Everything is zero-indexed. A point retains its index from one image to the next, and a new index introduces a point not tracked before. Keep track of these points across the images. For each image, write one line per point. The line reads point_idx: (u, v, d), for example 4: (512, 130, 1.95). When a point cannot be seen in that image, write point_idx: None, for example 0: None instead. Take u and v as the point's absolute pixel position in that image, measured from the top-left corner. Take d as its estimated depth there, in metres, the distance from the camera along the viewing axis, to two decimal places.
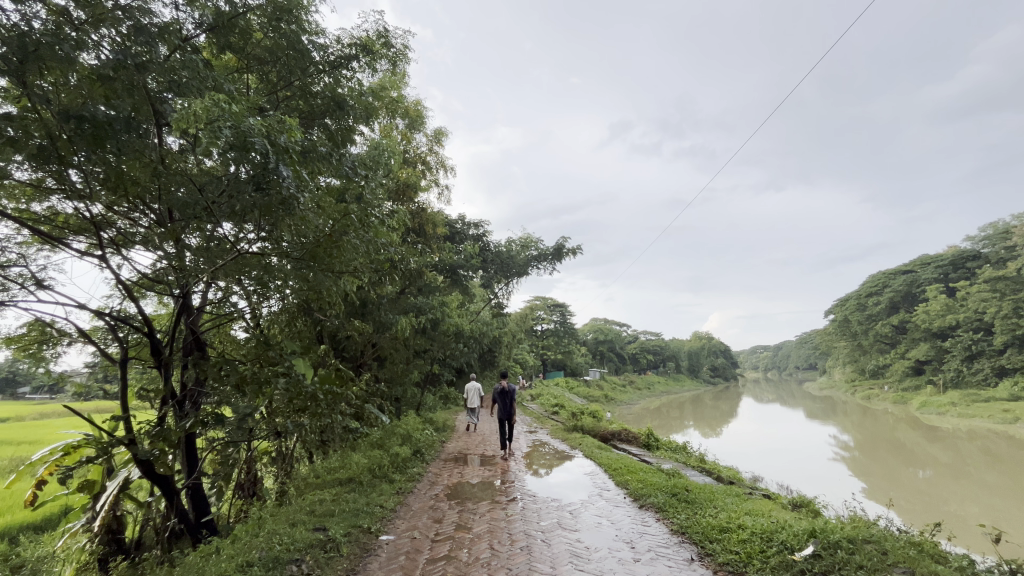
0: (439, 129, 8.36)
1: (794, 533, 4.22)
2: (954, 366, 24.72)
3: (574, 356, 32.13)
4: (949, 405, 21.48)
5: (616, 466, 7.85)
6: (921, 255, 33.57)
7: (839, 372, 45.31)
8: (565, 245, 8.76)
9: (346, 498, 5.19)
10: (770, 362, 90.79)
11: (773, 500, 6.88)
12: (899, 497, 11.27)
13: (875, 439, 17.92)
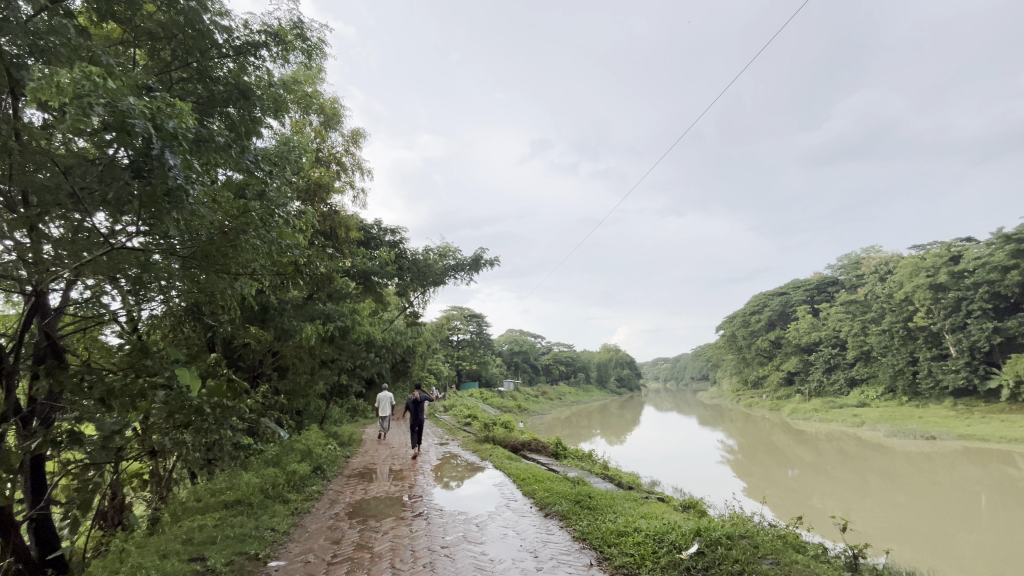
0: (356, 130, 7.99)
1: (682, 533, 4.51)
2: (817, 377, 28.36)
3: (489, 366, 32.19)
4: (813, 412, 24.58)
5: (524, 476, 7.92)
6: (794, 280, 38.31)
7: (726, 383, 50.07)
8: (483, 256, 8.56)
9: (232, 523, 4.66)
10: (669, 373, 97.88)
11: (666, 503, 7.33)
12: (773, 495, 12.63)
13: (755, 443, 19.94)
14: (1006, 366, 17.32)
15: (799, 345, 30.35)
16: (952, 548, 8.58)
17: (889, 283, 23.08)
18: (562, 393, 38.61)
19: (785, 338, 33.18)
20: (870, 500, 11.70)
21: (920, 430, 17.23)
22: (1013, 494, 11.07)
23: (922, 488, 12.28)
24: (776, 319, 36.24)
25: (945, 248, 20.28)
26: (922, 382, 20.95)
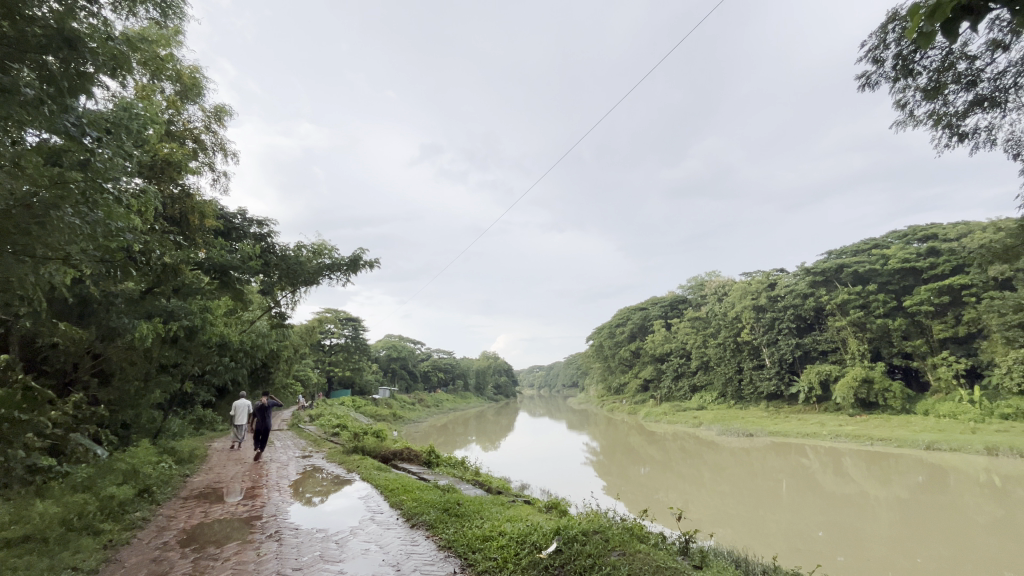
0: (221, 105, 7.05)
1: (543, 532, 4.67)
2: (667, 384, 31.98)
3: (363, 373, 30.48)
4: (663, 414, 27.70)
5: (392, 486, 7.57)
6: (652, 298, 42.82)
7: (592, 390, 53.98)
8: (364, 257, 7.81)
9: (13, 566, 3.54)
10: (542, 381, 102.37)
11: (531, 505, 7.55)
12: (627, 490, 13.89)
13: (615, 444, 21.65)
14: (804, 374, 21.29)
15: (653, 355, 33.85)
16: (761, 527, 10.24)
17: (725, 303, 26.99)
18: (439, 400, 38.11)
19: (643, 349, 36.87)
20: (703, 491, 13.46)
21: (743, 429, 20.28)
22: (805, 479, 13.59)
23: (741, 477, 14.50)
24: (636, 331, 40.02)
25: (765, 277, 24.41)
26: (744, 389, 24.75)
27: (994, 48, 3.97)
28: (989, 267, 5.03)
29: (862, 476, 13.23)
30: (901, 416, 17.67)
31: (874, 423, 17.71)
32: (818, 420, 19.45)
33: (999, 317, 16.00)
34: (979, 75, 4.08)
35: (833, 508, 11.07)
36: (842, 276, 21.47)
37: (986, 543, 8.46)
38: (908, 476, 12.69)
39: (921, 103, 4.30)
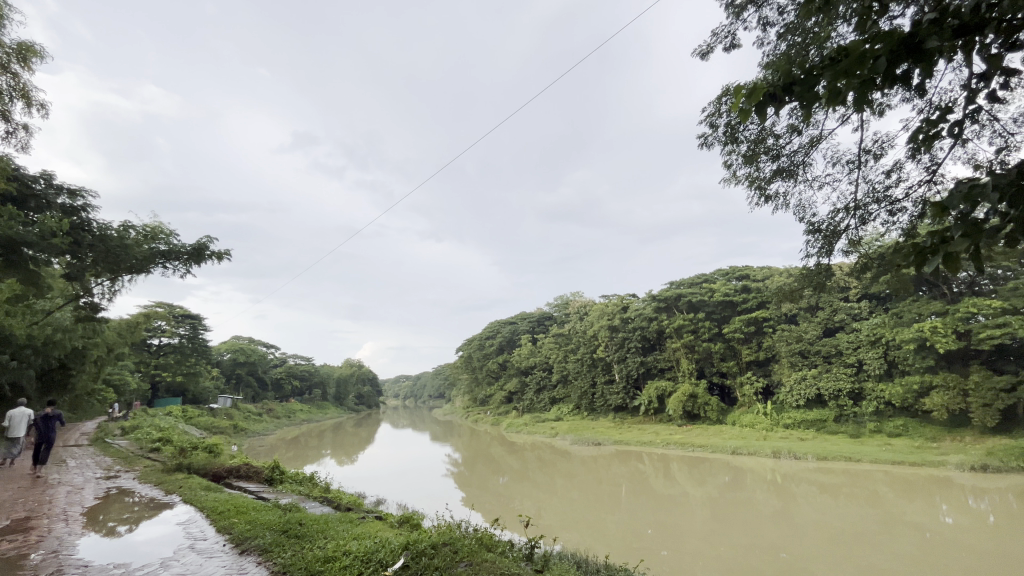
0: (26, 42, 5.71)
1: (391, 548, 4.52)
2: (529, 396, 33.45)
3: (200, 379, 26.50)
4: (523, 425, 28.94)
5: (223, 507, 6.70)
6: (521, 313, 44.61)
7: (458, 401, 54.08)
8: (208, 246, 7.02)
9: None
10: (408, 391, 99.56)
11: (382, 521, 7.26)
12: (484, 500, 14.15)
13: (477, 455, 21.90)
14: (645, 389, 24.00)
15: (519, 368, 35.18)
16: (601, 530, 11.19)
17: (586, 322, 29.25)
18: (293, 410, 34.82)
19: (510, 362, 38.10)
20: (555, 498, 14.31)
21: (593, 438, 22.09)
22: (640, 483, 15.27)
23: (588, 483, 15.75)
24: (504, 345, 41.14)
25: (620, 300, 27.07)
26: (596, 401, 27.03)
27: (790, 132, 5.05)
28: (779, 305, 6.28)
29: (684, 479, 15.31)
30: (716, 426, 20.87)
31: (695, 432, 20.65)
32: (653, 430, 22.03)
33: (786, 345, 19.93)
34: (779, 152, 5.15)
35: (660, 508, 12.58)
36: (680, 304, 24.79)
37: (768, 531, 10.40)
38: (718, 477, 15.02)
39: (742, 167, 5.26)
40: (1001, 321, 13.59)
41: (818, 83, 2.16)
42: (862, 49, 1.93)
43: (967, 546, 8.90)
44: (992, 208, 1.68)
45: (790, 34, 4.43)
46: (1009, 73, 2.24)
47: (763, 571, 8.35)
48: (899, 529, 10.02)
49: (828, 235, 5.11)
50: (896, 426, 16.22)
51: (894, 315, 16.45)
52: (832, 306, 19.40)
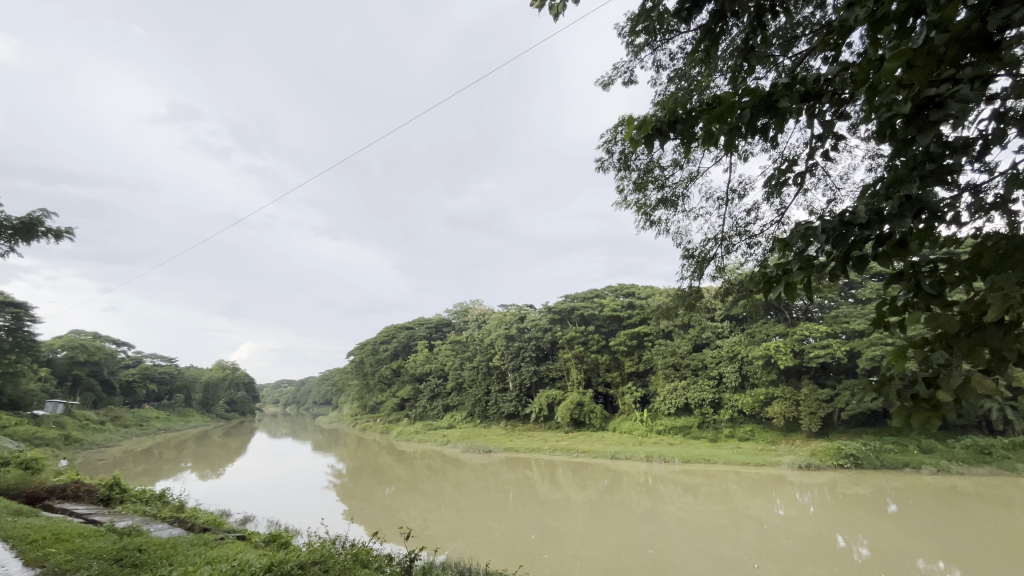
0: None
1: (250, 572, 4.03)
2: (422, 403, 32.63)
3: (22, 380, 21.80)
4: (414, 433, 28.10)
5: (34, 535, 5.45)
6: (419, 318, 43.53)
7: (345, 408, 50.99)
8: (43, 220, 5.82)
9: None
10: (290, 398, 91.48)
11: (245, 541, 6.47)
12: (368, 512, 13.40)
13: (362, 465, 20.74)
14: (537, 398, 24.66)
15: (413, 375, 34.12)
16: (486, 536, 11.18)
17: (484, 330, 29.37)
18: (145, 418, 30.14)
19: (404, 368, 36.87)
20: (442, 506, 14.03)
21: (484, 446, 22.09)
22: (526, 489, 15.56)
23: (476, 490, 15.71)
24: (399, 350, 39.72)
25: (518, 310, 27.65)
26: (489, 409, 27.18)
27: (674, 165, 5.50)
28: (658, 321, 6.78)
29: (567, 484, 15.89)
30: (599, 433, 22.07)
31: (580, 438, 21.66)
32: (542, 437, 22.63)
33: (663, 358, 21.85)
34: (664, 182, 5.58)
35: (543, 513, 12.88)
36: (573, 316, 26.10)
37: (639, 529, 11.16)
38: (599, 481, 15.83)
39: (632, 192, 5.62)
40: (825, 342, 16.28)
41: (696, 125, 2.36)
42: (731, 100, 2.14)
43: (793, 533, 10.38)
44: (819, 247, 1.98)
45: (678, 78, 4.85)
46: (838, 137, 2.65)
47: (633, 568, 8.88)
48: (744, 521, 11.37)
49: (699, 261, 5.63)
50: (745, 432, 18.54)
51: (748, 334, 18.81)
52: (701, 325, 21.70)
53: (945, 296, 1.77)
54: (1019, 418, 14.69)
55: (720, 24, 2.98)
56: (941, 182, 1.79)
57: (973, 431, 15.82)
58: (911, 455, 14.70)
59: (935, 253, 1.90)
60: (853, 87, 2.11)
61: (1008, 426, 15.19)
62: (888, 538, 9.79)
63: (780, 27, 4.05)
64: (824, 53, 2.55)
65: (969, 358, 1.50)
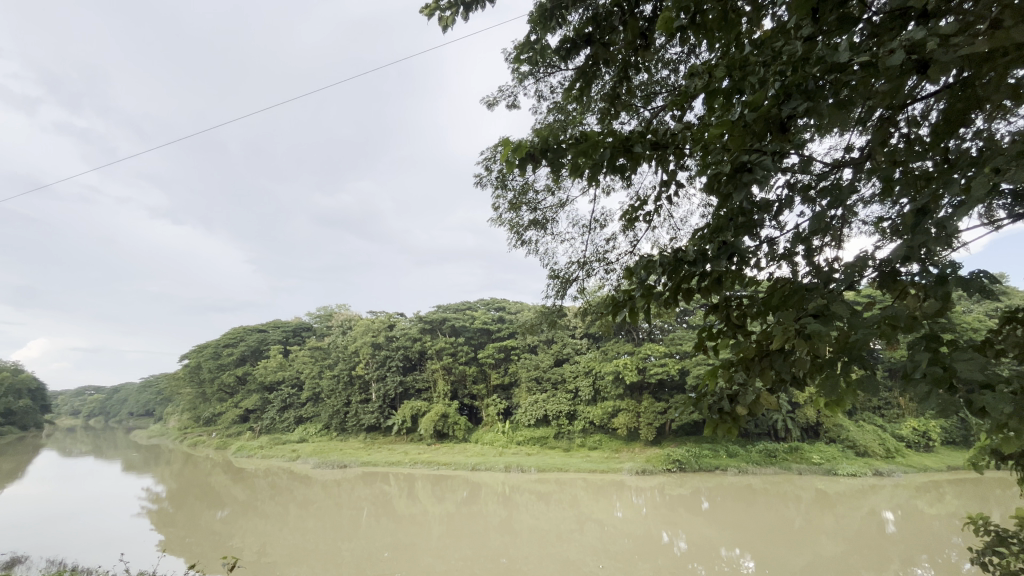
0: None
1: None
2: (271, 415, 29.42)
3: None
4: (258, 447, 25.14)
5: None
6: (275, 319, 39.40)
7: (171, 420, 43.65)
8: None
9: None
10: (95, 407, 75.09)
11: None
12: (192, 541, 11.59)
13: (188, 486, 17.89)
14: (400, 409, 23.82)
15: (261, 383, 30.66)
16: (333, 559, 10.35)
17: (348, 336, 27.67)
18: None
19: (252, 375, 32.90)
20: (285, 529, 12.67)
21: (339, 460, 20.57)
22: (382, 505, 14.83)
23: (327, 510, 14.50)
24: (248, 355, 35.38)
25: (387, 317, 26.62)
26: (348, 421, 25.53)
27: (547, 190, 5.81)
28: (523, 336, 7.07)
29: (426, 497, 15.54)
30: (461, 444, 22.09)
31: (442, 451, 21.42)
32: (403, 450, 21.89)
33: (527, 372, 22.84)
34: (537, 206, 5.85)
35: (399, 529, 12.41)
36: (443, 327, 25.85)
37: (494, 539, 11.34)
38: (458, 493, 15.76)
39: (507, 211, 5.78)
40: (662, 361, 18.51)
41: (565, 157, 2.55)
42: (596, 138, 2.35)
43: (625, 533, 11.52)
44: (658, 276, 2.34)
45: (555, 110, 5.14)
46: (678, 185, 3.07)
47: None
48: (588, 525, 12.25)
49: (562, 282, 6.02)
50: (593, 441, 20.12)
51: (602, 351, 20.56)
52: (563, 341, 23.15)
53: (745, 324, 2.26)
54: (794, 427, 18.28)
55: (593, 69, 3.25)
56: (748, 234, 2.26)
57: (764, 438, 19.25)
58: (721, 459, 17.33)
59: (739, 290, 2.37)
60: (691, 145, 2.49)
61: (788, 433, 18.77)
62: (699, 532, 11.34)
63: (643, 82, 4.54)
64: (671, 112, 2.96)
65: (761, 375, 1.99)
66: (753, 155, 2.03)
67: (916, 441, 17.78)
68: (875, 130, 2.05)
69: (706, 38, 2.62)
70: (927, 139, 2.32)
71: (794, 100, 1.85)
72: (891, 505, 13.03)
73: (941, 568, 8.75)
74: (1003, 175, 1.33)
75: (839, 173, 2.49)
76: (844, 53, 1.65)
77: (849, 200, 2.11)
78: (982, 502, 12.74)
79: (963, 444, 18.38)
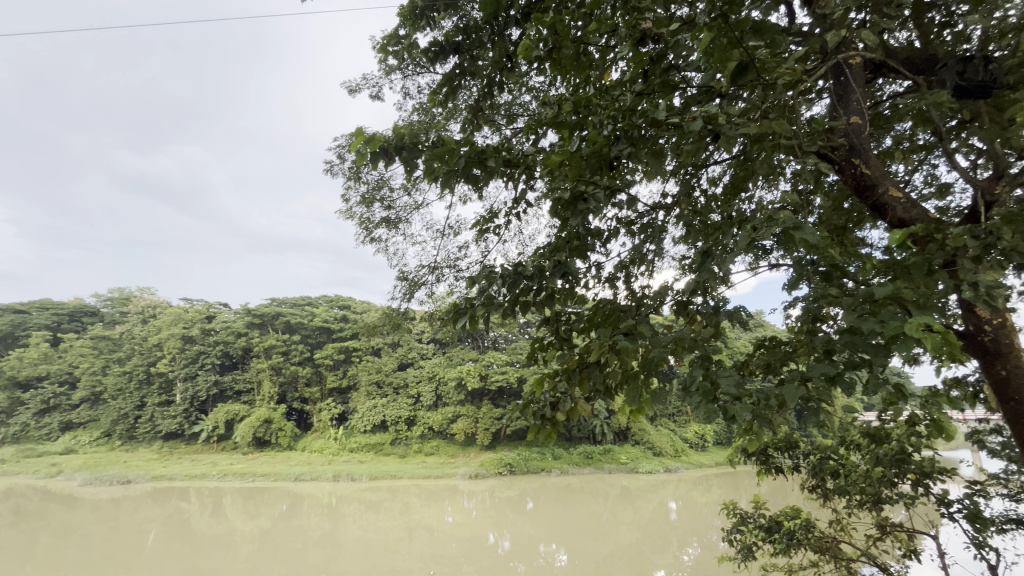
0: None
1: None
2: (22, 420, 22.83)
3: None
4: None
5: None
6: (42, 300, 31.03)
7: None
8: None
9: None
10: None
11: None
12: None
13: None
14: (211, 413, 20.53)
15: (10, 379, 23.67)
16: None
17: (149, 326, 23.13)
18: None
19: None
20: (27, 565, 9.84)
21: (119, 475, 16.85)
22: (174, 525, 12.53)
23: (95, 535, 11.70)
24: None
25: (206, 307, 23.11)
26: (138, 427, 21.11)
27: (404, 190, 5.56)
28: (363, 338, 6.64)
29: (233, 514, 13.58)
30: (284, 452, 19.89)
31: (260, 460, 19.01)
32: (211, 459, 18.88)
33: (367, 375, 21.81)
34: (392, 204, 5.56)
35: (196, 554, 10.60)
36: (276, 323, 23.46)
37: (312, 555, 10.39)
38: (275, 507, 14.12)
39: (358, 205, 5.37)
40: (503, 369, 19.33)
41: (420, 158, 2.44)
42: (452, 144, 2.28)
43: (454, 537, 11.58)
44: (499, 288, 2.34)
45: (420, 112, 4.98)
46: (528, 204, 3.16)
47: None
48: (418, 532, 12.03)
49: (410, 284, 5.83)
50: (431, 446, 19.84)
51: (447, 357, 20.66)
52: (409, 345, 22.67)
53: (571, 337, 2.41)
54: (609, 431, 20.63)
55: (458, 78, 3.23)
56: (580, 256, 2.42)
57: (585, 441, 21.28)
58: (547, 461, 18.68)
59: (569, 307, 2.54)
60: (540, 169, 2.59)
61: (604, 436, 21.06)
62: (523, 531, 11.95)
63: (505, 102, 4.66)
64: (526, 136, 3.05)
65: (580, 384, 2.15)
66: (590, 186, 2.23)
67: (696, 442, 21.54)
68: (684, 182, 2.42)
69: (560, 73, 2.77)
70: (719, 196, 2.81)
71: (620, 143, 2.06)
72: (675, 496, 15.46)
73: (705, 545, 10.61)
74: (760, 232, 1.68)
75: (657, 214, 2.86)
76: (662, 113, 1.91)
77: (660, 238, 2.44)
78: (734, 490, 15.93)
79: (726, 444, 22.80)
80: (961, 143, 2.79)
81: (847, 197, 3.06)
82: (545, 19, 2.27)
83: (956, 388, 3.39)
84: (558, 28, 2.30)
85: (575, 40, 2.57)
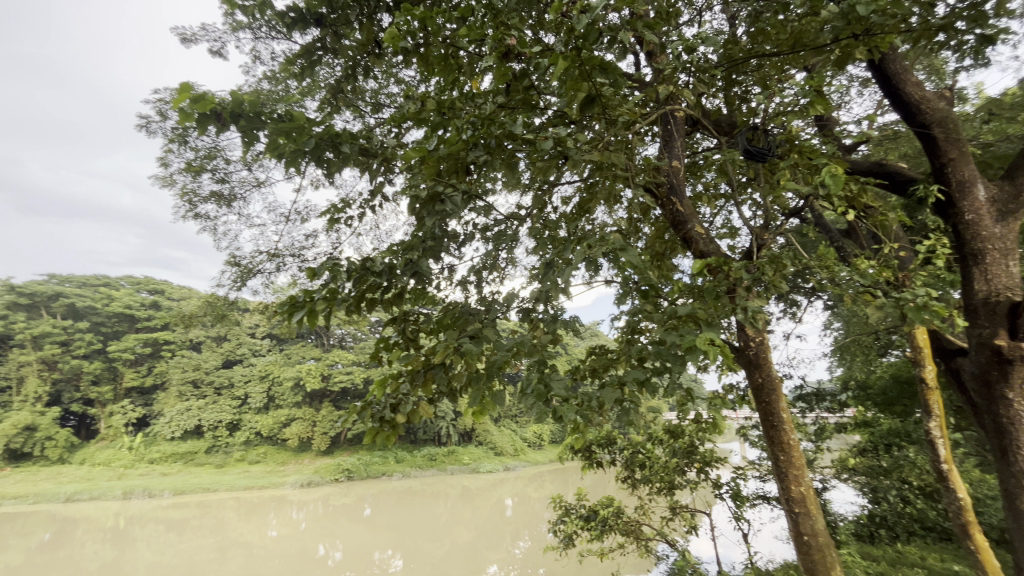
0: None
1: None
2: None
3: None
4: None
5: None
6: None
7: None
8: None
9: None
10: None
11: None
12: None
13: None
14: None
15: None
16: None
17: None
18: None
19: None
20: None
21: None
22: None
23: None
24: None
25: None
26: None
27: (243, 164, 4.84)
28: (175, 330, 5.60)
29: None
30: (52, 467, 15.77)
31: (12, 478, 14.77)
32: None
33: (181, 373, 18.63)
34: (226, 176, 4.80)
35: None
36: (54, 305, 19.16)
37: None
38: (31, 537, 11.04)
39: (181, 173, 4.52)
40: (349, 369, 18.12)
41: (263, 132, 2.01)
42: (301, 119, 1.95)
43: (278, 552, 10.41)
44: (343, 282, 2.06)
45: (271, 80, 4.35)
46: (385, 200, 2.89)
47: None
48: (232, 551, 10.52)
49: (243, 271, 5.12)
50: (257, 454, 17.42)
51: (285, 355, 18.75)
52: (237, 340, 20.03)
53: (417, 339, 2.25)
54: (455, 433, 20.80)
55: (320, 54, 2.86)
56: (433, 258, 2.26)
57: (429, 443, 21.10)
58: (389, 465, 18.07)
59: (418, 308, 2.37)
60: (398, 165, 2.38)
61: (448, 438, 21.17)
62: (357, 540, 11.26)
63: (371, 89, 4.30)
64: (387, 128, 2.81)
65: (423, 386, 1.97)
66: (447, 188, 2.08)
67: (534, 441, 22.90)
68: (539, 196, 2.43)
69: (427, 71, 2.59)
70: (570, 214, 2.91)
71: (476, 148, 1.97)
72: (511, 493, 16.16)
73: (535, 538, 11.28)
74: (596, 250, 1.74)
75: (513, 224, 2.85)
76: (517, 126, 1.87)
77: (511, 248, 2.42)
78: (562, 484, 17.32)
79: (559, 442, 24.71)
80: (748, 196, 3.41)
81: (667, 228, 3.49)
82: (416, 12, 2.08)
83: (731, 391, 4.11)
84: (428, 24, 2.13)
85: (444, 40, 2.42)
